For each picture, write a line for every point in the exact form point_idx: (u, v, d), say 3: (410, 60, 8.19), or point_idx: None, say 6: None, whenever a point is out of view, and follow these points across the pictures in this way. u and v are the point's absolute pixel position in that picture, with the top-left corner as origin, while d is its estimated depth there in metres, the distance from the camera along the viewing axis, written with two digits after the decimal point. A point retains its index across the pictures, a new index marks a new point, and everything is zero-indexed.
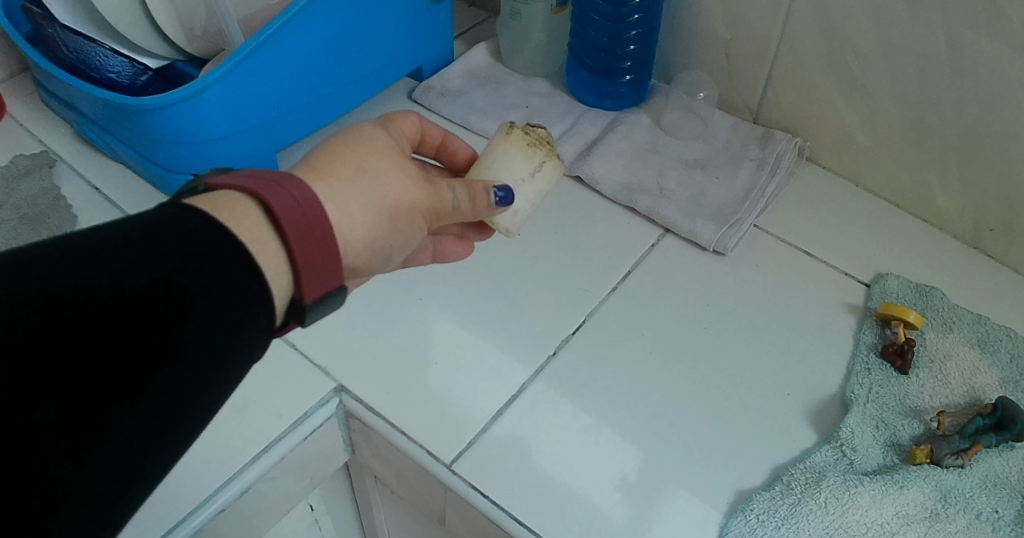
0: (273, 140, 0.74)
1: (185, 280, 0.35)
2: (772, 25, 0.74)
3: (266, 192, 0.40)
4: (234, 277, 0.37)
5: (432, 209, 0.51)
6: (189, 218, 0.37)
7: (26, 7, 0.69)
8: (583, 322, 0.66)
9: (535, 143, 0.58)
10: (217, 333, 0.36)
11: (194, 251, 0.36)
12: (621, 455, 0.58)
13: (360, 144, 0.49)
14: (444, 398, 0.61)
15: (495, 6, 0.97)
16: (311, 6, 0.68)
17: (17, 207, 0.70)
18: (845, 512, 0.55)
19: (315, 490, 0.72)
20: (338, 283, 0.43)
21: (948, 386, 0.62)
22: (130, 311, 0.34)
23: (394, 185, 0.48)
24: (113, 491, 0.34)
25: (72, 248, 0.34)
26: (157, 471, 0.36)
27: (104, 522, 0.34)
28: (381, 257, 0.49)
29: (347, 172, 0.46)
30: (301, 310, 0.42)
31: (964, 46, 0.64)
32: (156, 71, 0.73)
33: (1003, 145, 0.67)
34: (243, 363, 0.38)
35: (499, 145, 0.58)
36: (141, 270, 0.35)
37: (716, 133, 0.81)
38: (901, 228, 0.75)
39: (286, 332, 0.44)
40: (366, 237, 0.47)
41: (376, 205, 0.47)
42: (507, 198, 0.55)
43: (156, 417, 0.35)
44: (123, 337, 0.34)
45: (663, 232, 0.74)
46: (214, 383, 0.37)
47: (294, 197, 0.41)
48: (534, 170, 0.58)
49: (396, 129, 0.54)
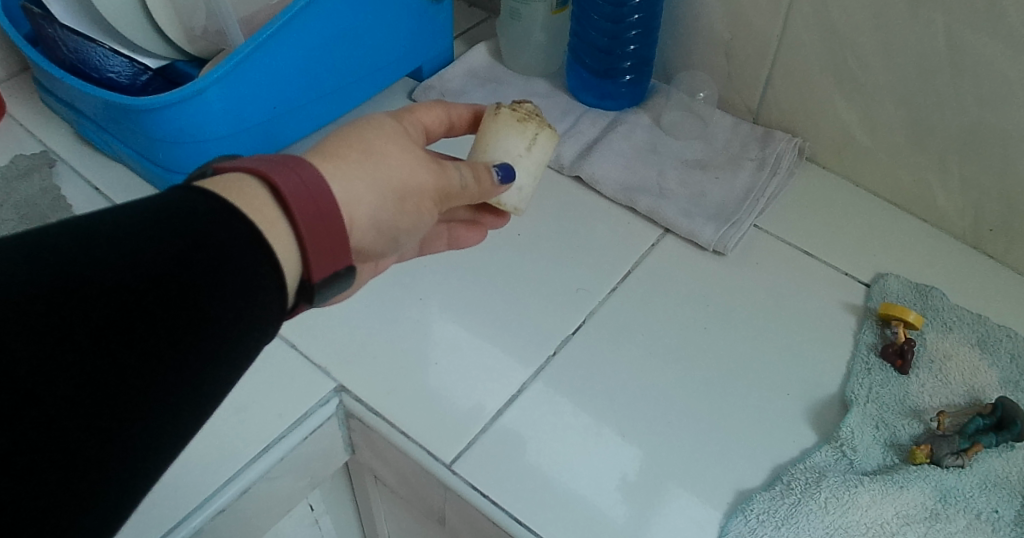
0: (273, 139, 0.74)
1: (199, 259, 0.36)
2: (772, 25, 0.74)
3: (274, 173, 0.40)
4: (246, 257, 0.37)
5: (440, 189, 0.51)
6: (202, 201, 0.38)
7: (26, 7, 0.69)
8: (583, 322, 0.66)
9: (524, 117, 0.56)
10: (232, 312, 0.37)
11: (208, 232, 0.36)
12: (621, 456, 0.58)
13: (367, 130, 0.49)
14: (444, 399, 0.61)
15: (494, 6, 0.97)
16: (311, 6, 0.68)
17: (18, 207, 0.70)
18: (845, 512, 0.55)
19: (315, 490, 0.72)
20: (347, 262, 0.43)
21: (948, 386, 0.62)
22: (147, 290, 0.34)
23: (401, 167, 0.48)
24: (130, 468, 0.34)
25: (86, 229, 0.34)
26: (172, 450, 0.36)
27: (120, 500, 0.34)
28: (388, 237, 0.50)
29: (353, 155, 0.47)
30: (310, 289, 0.42)
31: (964, 46, 0.64)
32: (156, 71, 0.73)
33: (1003, 145, 0.67)
34: (257, 344, 0.38)
35: (489, 126, 0.56)
36: (155, 250, 0.35)
37: (716, 133, 0.81)
38: (900, 228, 0.75)
39: (296, 313, 0.45)
40: (372, 217, 0.47)
41: (382, 186, 0.47)
42: (508, 175, 0.54)
43: (172, 396, 0.35)
44: (140, 315, 0.34)
45: (663, 232, 0.74)
46: (229, 362, 0.37)
47: (301, 178, 0.41)
48: (529, 144, 0.56)
49: (413, 119, 0.55)
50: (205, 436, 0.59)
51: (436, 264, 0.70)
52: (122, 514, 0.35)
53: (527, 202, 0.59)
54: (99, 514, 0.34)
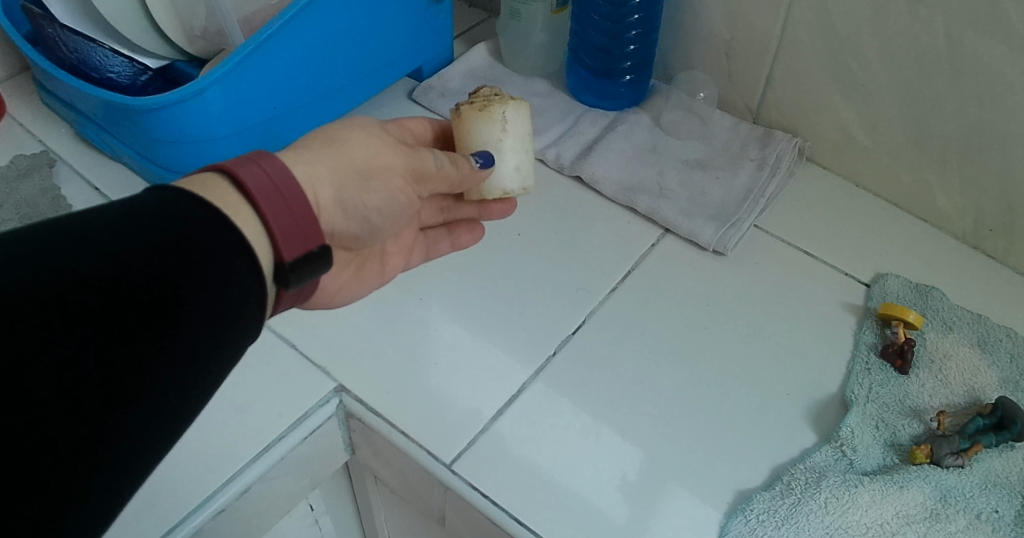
0: (273, 140, 0.74)
1: (180, 253, 0.37)
2: (772, 25, 0.74)
3: (234, 164, 0.42)
4: (226, 250, 0.38)
5: (412, 170, 0.54)
6: (180, 199, 0.39)
7: (26, 7, 0.69)
8: (583, 322, 0.66)
9: (485, 106, 0.57)
10: (215, 303, 0.37)
11: (191, 231, 0.37)
12: (621, 456, 0.58)
13: (334, 125, 0.52)
14: (445, 399, 0.61)
15: (494, 6, 0.97)
16: (311, 6, 0.68)
17: (18, 207, 0.70)
18: (845, 512, 0.55)
19: (315, 490, 0.72)
20: (319, 242, 0.44)
21: (948, 386, 0.62)
22: (130, 283, 0.35)
23: (365, 151, 0.51)
24: (121, 457, 0.35)
25: (68, 227, 0.35)
26: (163, 441, 0.37)
27: (113, 490, 0.35)
28: (358, 219, 0.52)
29: (317, 142, 0.50)
30: (284, 273, 0.44)
31: (964, 46, 0.64)
32: (156, 72, 0.73)
33: (1003, 146, 0.67)
34: (241, 335, 0.39)
35: (459, 128, 0.58)
36: (137, 245, 0.36)
37: (716, 133, 0.81)
38: (900, 228, 0.75)
39: (280, 303, 0.46)
40: (337, 196, 0.49)
41: (345, 166, 0.49)
42: (486, 161, 0.57)
43: (160, 385, 0.36)
44: (124, 307, 0.34)
45: (663, 232, 0.74)
46: (215, 354, 0.38)
47: (262, 167, 0.43)
48: (503, 126, 0.57)
49: (398, 127, 0.60)
50: (205, 435, 0.59)
51: (436, 263, 0.70)
52: (112, 512, 0.35)
53: (521, 180, 0.60)
54: (92, 504, 0.34)
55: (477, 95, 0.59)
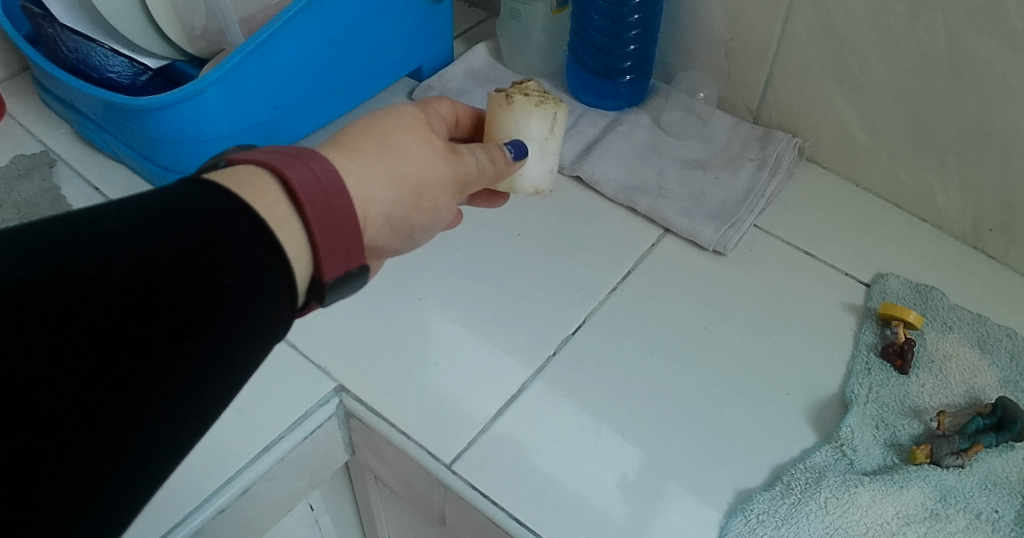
0: (274, 140, 0.74)
1: (207, 258, 0.35)
2: (773, 24, 0.74)
3: (285, 167, 0.41)
4: (251, 259, 0.37)
5: (459, 178, 0.52)
6: (212, 194, 0.37)
7: (25, 7, 0.69)
8: (583, 322, 0.66)
9: (541, 102, 0.58)
10: (235, 315, 0.36)
11: (221, 231, 0.36)
12: (621, 456, 0.58)
13: (384, 121, 0.49)
14: (443, 399, 0.61)
15: (493, 6, 0.97)
16: (310, 6, 0.68)
17: (17, 207, 0.70)
18: (845, 512, 0.55)
19: (314, 490, 0.72)
20: (360, 261, 0.43)
21: (948, 386, 0.62)
22: (150, 287, 0.34)
23: (416, 162, 0.49)
24: (131, 472, 0.34)
25: (94, 221, 0.34)
26: (180, 447, 0.36)
27: (123, 498, 0.34)
28: (402, 235, 0.50)
29: (370, 148, 0.47)
30: (321, 289, 0.43)
31: (964, 46, 0.64)
32: (156, 71, 0.73)
33: (1003, 146, 0.67)
34: (262, 347, 0.38)
35: (506, 116, 0.57)
36: (159, 246, 0.35)
37: (716, 133, 0.81)
38: (899, 227, 0.75)
39: (307, 313, 0.45)
40: (385, 213, 0.47)
41: (398, 181, 0.47)
42: (521, 152, 0.56)
43: (176, 400, 0.35)
44: (140, 315, 0.33)
45: (663, 232, 0.74)
46: (232, 367, 0.37)
47: (314, 172, 0.41)
48: (550, 124, 0.59)
49: (433, 111, 0.55)
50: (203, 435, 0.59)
51: (437, 263, 0.70)
52: (125, 516, 0.35)
53: (550, 180, 0.61)
54: (101, 513, 0.34)
55: (526, 87, 0.58)
